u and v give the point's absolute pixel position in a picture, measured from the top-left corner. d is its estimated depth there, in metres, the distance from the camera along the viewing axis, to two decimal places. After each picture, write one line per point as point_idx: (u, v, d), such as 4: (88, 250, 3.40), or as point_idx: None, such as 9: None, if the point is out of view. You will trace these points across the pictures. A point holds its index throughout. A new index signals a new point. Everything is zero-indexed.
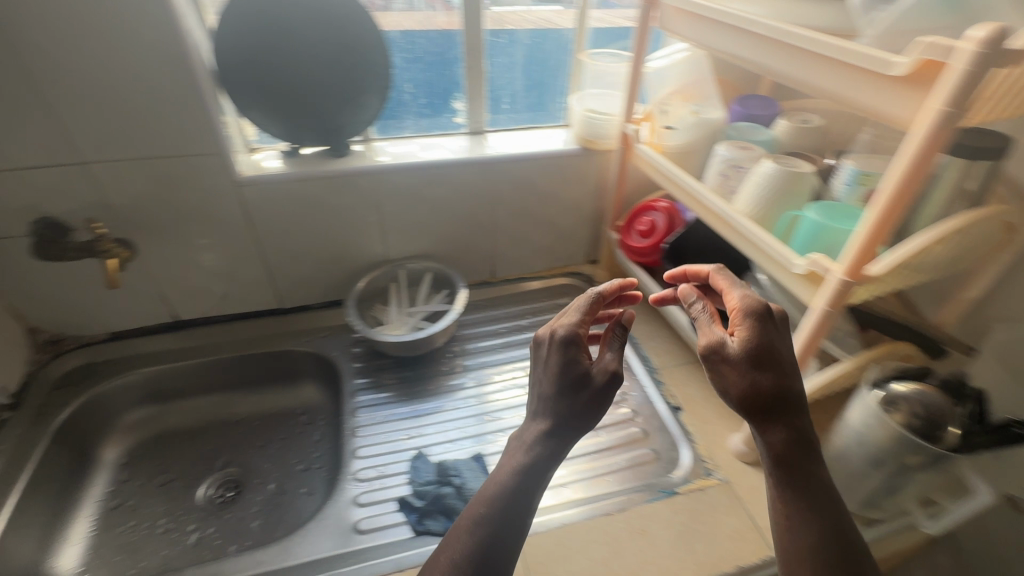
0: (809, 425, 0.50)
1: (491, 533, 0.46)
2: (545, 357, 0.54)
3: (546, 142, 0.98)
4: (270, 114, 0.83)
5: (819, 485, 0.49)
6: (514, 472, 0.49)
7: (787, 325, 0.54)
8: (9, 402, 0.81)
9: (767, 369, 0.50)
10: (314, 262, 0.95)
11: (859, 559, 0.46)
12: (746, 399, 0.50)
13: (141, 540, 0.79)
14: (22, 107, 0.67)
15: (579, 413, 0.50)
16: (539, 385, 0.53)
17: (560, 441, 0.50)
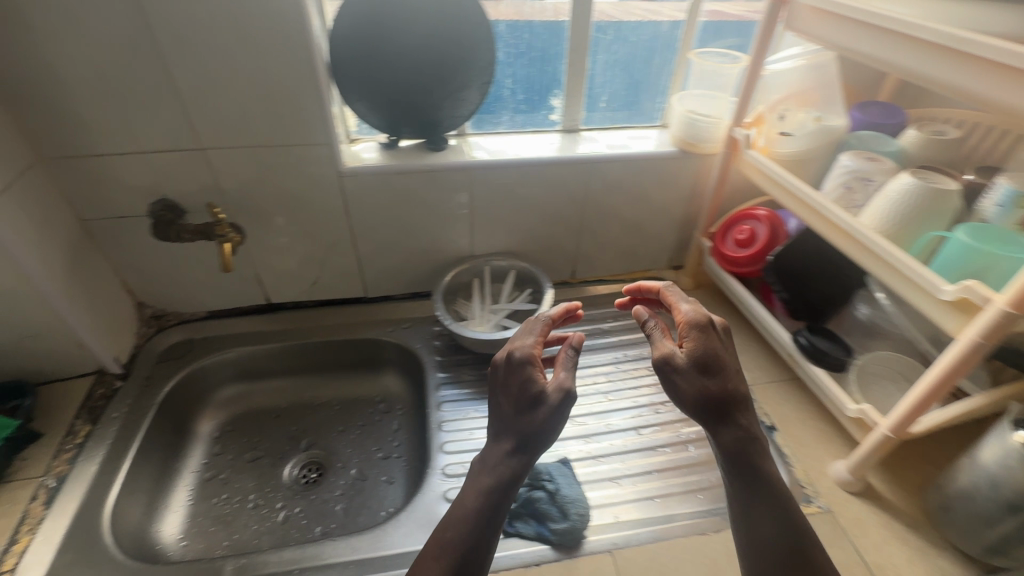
0: (753, 424, 0.53)
1: (463, 557, 0.51)
2: (505, 382, 0.57)
3: (643, 143, 0.95)
4: (376, 106, 0.84)
5: (771, 483, 0.52)
6: (480, 499, 0.54)
7: (729, 336, 0.56)
8: (121, 372, 0.85)
9: (711, 376, 0.52)
10: (402, 254, 0.96)
11: (810, 555, 0.50)
12: (694, 406, 0.52)
13: (233, 512, 0.82)
14: (156, 92, 0.70)
15: (537, 433, 0.54)
16: (501, 408, 0.57)
17: (521, 462, 0.54)
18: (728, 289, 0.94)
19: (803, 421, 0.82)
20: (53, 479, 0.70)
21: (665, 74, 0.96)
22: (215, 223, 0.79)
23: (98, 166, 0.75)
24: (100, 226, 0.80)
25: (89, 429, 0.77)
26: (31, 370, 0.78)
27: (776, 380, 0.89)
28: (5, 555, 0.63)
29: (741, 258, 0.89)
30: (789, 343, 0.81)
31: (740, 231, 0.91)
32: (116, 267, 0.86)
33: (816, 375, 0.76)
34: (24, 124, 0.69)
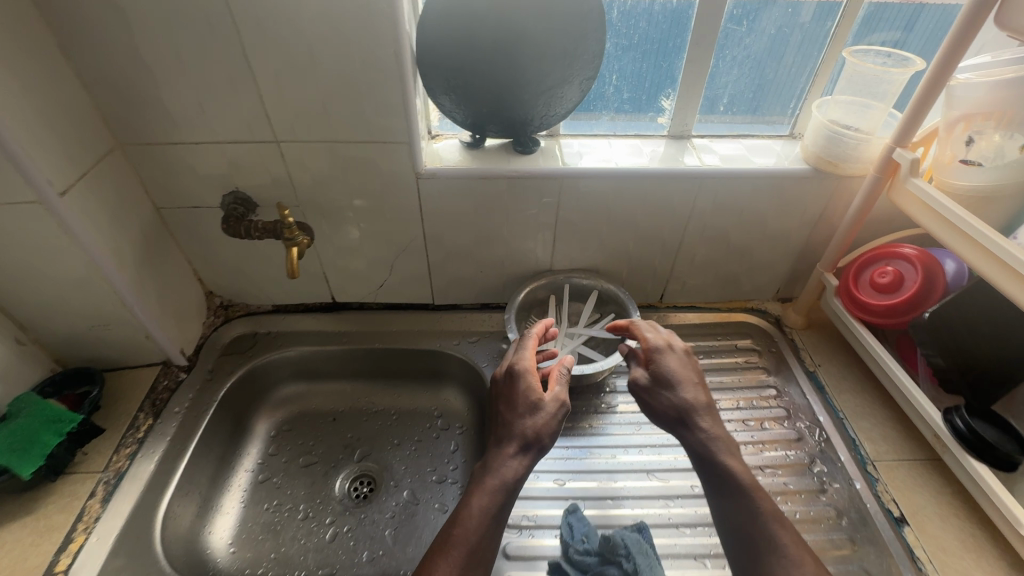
0: (715, 429, 0.61)
1: (476, 551, 0.55)
2: (508, 394, 0.67)
3: (766, 156, 0.80)
4: (462, 102, 0.74)
5: (733, 473, 0.58)
6: (486, 500, 0.58)
7: (691, 357, 0.68)
8: (186, 364, 0.83)
9: (671, 386, 0.64)
10: (475, 263, 0.88)
11: (768, 539, 0.53)
12: (660, 414, 0.65)
13: (283, 522, 0.79)
14: (233, 80, 0.64)
15: (539, 436, 0.63)
16: (503, 417, 0.65)
17: (525, 464, 0.61)
18: (854, 338, 0.79)
19: (941, 516, 0.67)
20: (112, 475, 0.69)
21: (804, 75, 0.80)
22: (285, 225, 0.72)
23: (174, 155, 0.71)
24: (174, 214, 0.78)
25: (150, 423, 0.75)
26: (102, 357, 0.78)
27: (907, 458, 0.73)
28: (60, 555, 0.62)
29: (876, 306, 0.74)
30: (939, 424, 0.66)
31: (880, 273, 0.74)
32: (188, 255, 0.84)
33: (975, 470, 0.63)
34: (103, 107, 0.66)
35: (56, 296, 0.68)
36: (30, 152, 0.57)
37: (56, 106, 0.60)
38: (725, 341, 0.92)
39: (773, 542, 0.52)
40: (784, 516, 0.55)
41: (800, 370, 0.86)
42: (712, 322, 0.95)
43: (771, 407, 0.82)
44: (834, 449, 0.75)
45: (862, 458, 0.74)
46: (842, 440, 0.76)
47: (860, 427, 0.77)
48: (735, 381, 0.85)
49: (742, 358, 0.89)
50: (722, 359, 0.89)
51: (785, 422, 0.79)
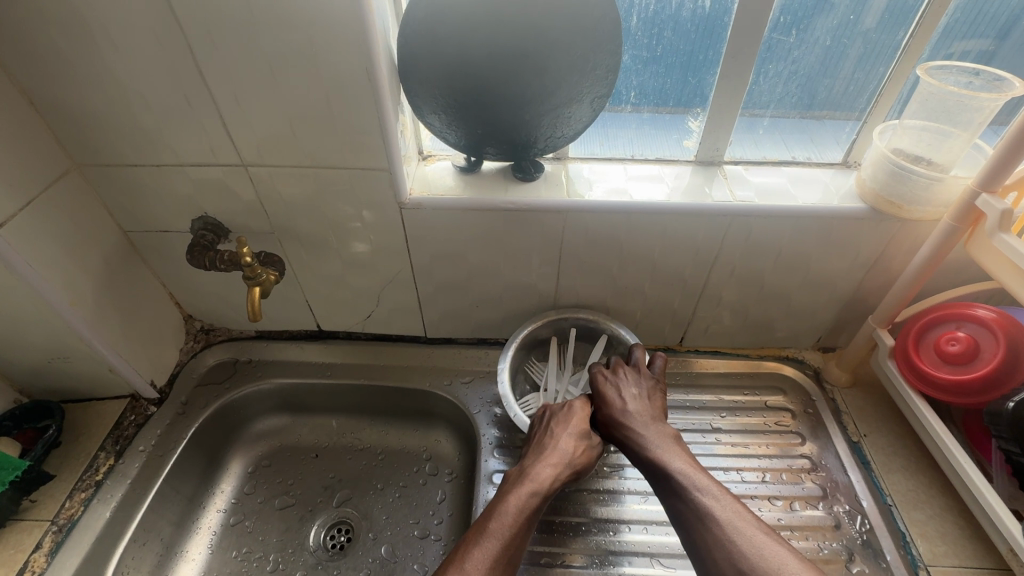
0: (647, 428, 0.64)
1: (509, 547, 0.55)
2: (554, 412, 0.69)
3: (812, 190, 0.67)
4: (454, 122, 0.65)
5: (662, 461, 0.59)
6: (523, 500, 0.59)
7: (629, 373, 0.70)
8: (157, 396, 0.77)
9: (615, 397, 0.67)
10: (470, 298, 0.79)
11: (699, 511, 0.54)
12: (608, 426, 0.67)
13: (250, 574, 0.73)
14: (189, 98, 0.57)
15: (582, 464, 0.64)
16: (546, 433, 0.66)
17: (561, 478, 0.62)
18: (910, 412, 0.66)
19: None
20: (62, 524, 0.64)
21: (864, 94, 0.66)
22: (244, 263, 0.65)
23: (136, 177, 0.65)
24: (143, 238, 0.72)
25: (111, 463, 0.70)
26: (67, 387, 0.73)
27: (968, 565, 0.61)
28: None
29: (940, 378, 0.61)
30: (1016, 539, 0.54)
31: (947, 339, 0.61)
32: (163, 279, 0.78)
33: None
34: (54, 127, 0.60)
35: (6, 329, 0.63)
36: None
37: None
38: (753, 396, 0.81)
39: (703, 512, 0.54)
40: (713, 483, 0.56)
41: (842, 439, 0.73)
42: (739, 373, 0.83)
43: (804, 484, 0.70)
44: (880, 545, 0.63)
45: (913, 560, 0.62)
46: (889, 534, 0.64)
47: (911, 518, 0.65)
48: (763, 448, 0.74)
49: (772, 418, 0.77)
50: (748, 418, 0.77)
51: (821, 504, 0.68)
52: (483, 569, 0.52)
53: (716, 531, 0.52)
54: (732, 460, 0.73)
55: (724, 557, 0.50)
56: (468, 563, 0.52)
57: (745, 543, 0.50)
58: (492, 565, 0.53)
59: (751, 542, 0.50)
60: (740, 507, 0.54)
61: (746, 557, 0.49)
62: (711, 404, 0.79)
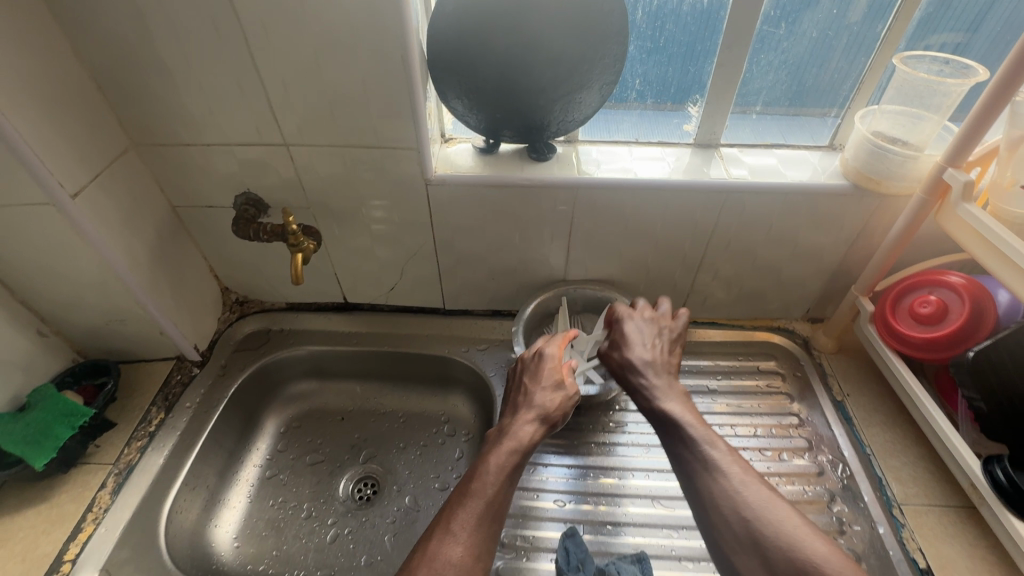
0: (659, 375, 0.68)
1: (494, 503, 0.57)
2: (528, 368, 0.72)
3: (801, 169, 0.74)
4: (474, 106, 0.72)
5: (671, 411, 0.63)
6: (504, 458, 0.61)
7: (652, 320, 0.74)
8: (199, 359, 0.84)
9: (635, 338, 0.72)
10: (487, 271, 0.86)
11: (706, 463, 0.57)
12: (622, 370, 0.70)
13: (287, 520, 0.80)
14: (240, 83, 0.64)
15: (555, 411, 0.67)
16: (521, 391, 0.70)
17: (538, 432, 0.65)
18: (887, 370, 0.73)
19: (972, 572, 0.62)
20: (122, 468, 0.71)
21: (847, 81, 0.73)
22: (290, 232, 0.73)
23: (187, 156, 0.71)
24: (190, 213, 0.79)
25: (162, 417, 0.77)
26: (120, 349, 0.80)
27: (938, 504, 0.68)
28: (69, 544, 0.64)
29: (913, 337, 0.68)
30: (977, 475, 0.61)
31: (921, 302, 0.68)
32: (205, 252, 0.85)
33: (1017, 531, 0.57)
34: (118, 109, 0.66)
35: (71, 292, 0.70)
36: (40, 152, 0.57)
37: (71, 110, 0.61)
38: (746, 362, 0.88)
39: (710, 463, 0.57)
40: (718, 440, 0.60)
41: (827, 398, 0.80)
42: (734, 341, 0.90)
43: (792, 438, 0.77)
44: (858, 488, 0.70)
45: (887, 501, 0.69)
46: (867, 478, 0.71)
47: (888, 465, 0.72)
48: (755, 406, 0.81)
49: (764, 381, 0.84)
50: (742, 381, 0.85)
51: (807, 454, 0.75)
52: (469, 526, 0.54)
53: (721, 482, 0.55)
54: (727, 417, 0.80)
55: (727, 505, 0.54)
56: (454, 523, 0.55)
57: (749, 496, 0.53)
58: (478, 521, 0.55)
59: (754, 495, 0.53)
60: (744, 465, 0.57)
61: (750, 509, 0.53)
62: (708, 369, 0.86)
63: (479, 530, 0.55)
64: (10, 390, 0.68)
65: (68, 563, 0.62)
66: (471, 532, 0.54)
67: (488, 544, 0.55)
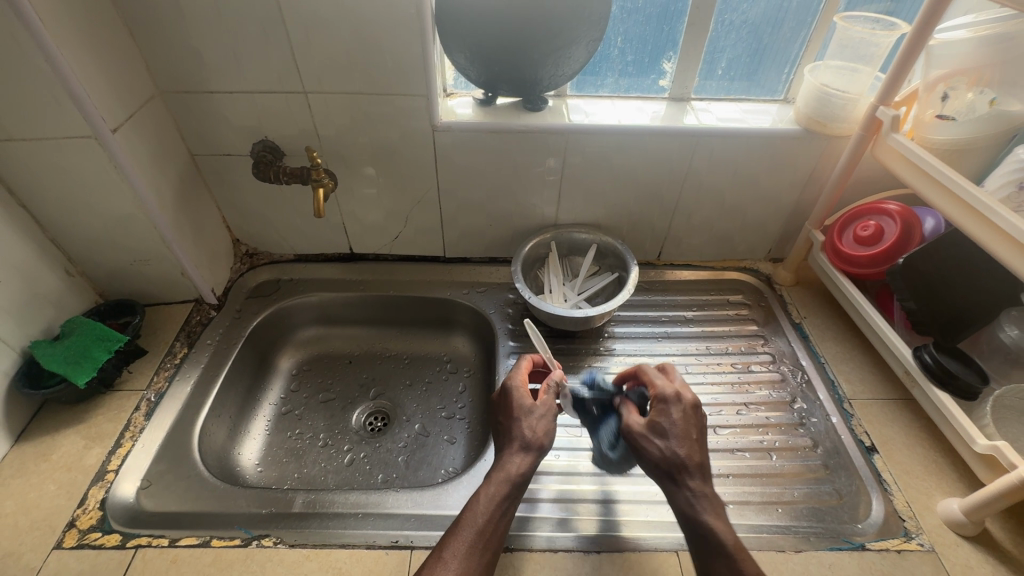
0: (696, 485, 0.57)
1: (486, 532, 0.56)
2: (507, 402, 0.67)
3: (761, 118, 0.85)
4: (475, 60, 0.77)
5: (707, 525, 0.55)
6: (493, 491, 0.59)
7: (695, 415, 0.61)
8: (216, 303, 0.90)
9: (676, 434, 0.59)
10: (486, 217, 0.94)
11: None
12: (659, 462, 0.59)
13: (305, 448, 0.84)
14: (265, 32, 0.70)
15: (539, 441, 0.63)
16: (503, 423, 0.66)
17: (529, 461, 0.62)
18: (838, 290, 0.84)
19: (908, 446, 0.73)
20: (153, 394, 0.76)
21: (797, 40, 0.85)
22: (312, 167, 0.80)
23: (210, 105, 0.77)
24: (207, 162, 0.84)
25: (186, 351, 0.83)
26: (142, 291, 0.86)
27: (882, 398, 0.79)
28: (111, 456, 0.69)
29: (859, 257, 0.80)
30: (907, 359, 0.71)
31: (863, 227, 0.80)
32: (218, 204, 0.90)
33: (939, 399, 0.67)
34: (148, 59, 0.72)
35: (103, 231, 0.76)
36: (87, 90, 0.63)
37: (110, 54, 0.66)
38: (718, 297, 0.98)
39: None
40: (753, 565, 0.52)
41: (787, 322, 0.92)
42: (706, 279, 1.01)
43: (758, 354, 0.88)
44: (814, 389, 0.81)
45: (839, 398, 0.80)
46: (822, 381, 0.82)
47: (839, 370, 0.84)
48: (725, 330, 0.92)
49: (733, 311, 0.95)
50: (713, 312, 0.95)
51: (770, 365, 0.86)
52: (459, 555, 0.54)
53: None
54: (701, 340, 0.91)
55: None
56: (444, 551, 0.54)
57: None
58: (468, 551, 0.54)
59: None
60: None
61: None
62: (683, 302, 0.97)
63: (469, 559, 0.54)
64: (45, 321, 0.73)
65: (112, 472, 0.68)
66: (461, 561, 0.53)
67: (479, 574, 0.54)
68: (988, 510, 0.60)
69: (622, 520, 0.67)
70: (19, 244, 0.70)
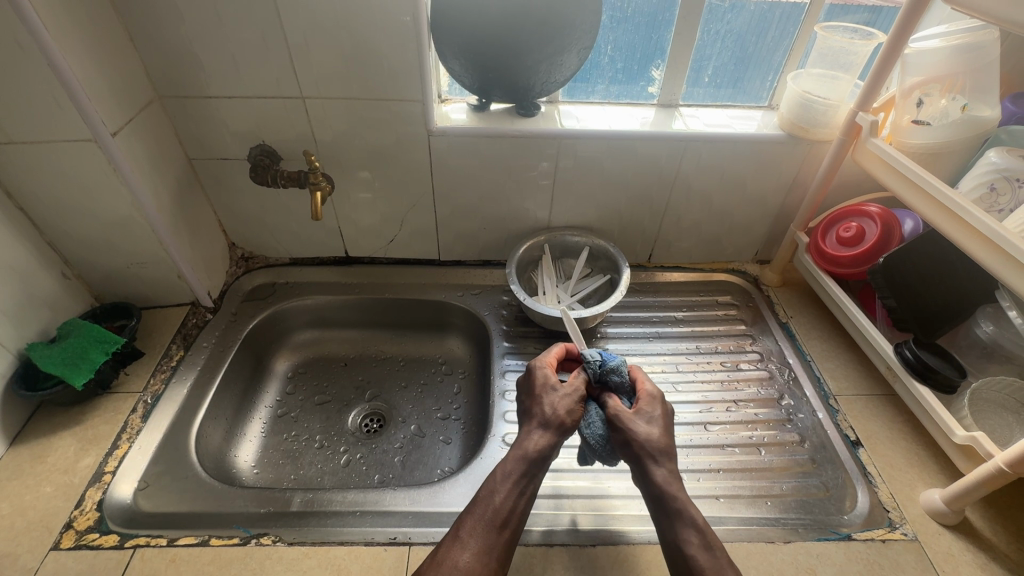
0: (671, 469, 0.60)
1: (502, 511, 0.58)
2: (531, 381, 0.69)
3: (747, 124, 0.88)
4: (470, 67, 0.79)
5: (679, 504, 0.57)
6: (510, 471, 0.61)
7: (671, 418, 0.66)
8: (212, 306, 0.91)
9: (659, 425, 0.63)
10: (480, 221, 0.96)
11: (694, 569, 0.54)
12: (639, 444, 0.62)
13: (301, 450, 0.85)
14: (265, 38, 0.71)
15: (560, 420, 0.65)
16: (528, 401, 0.68)
17: (547, 439, 0.63)
18: (822, 290, 0.87)
19: (891, 439, 0.76)
20: (150, 396, 0.77)
21: (780, 49, 0.88)
22: (309, 171, 0.81)
23: (208, 109, 0.78)
24: (204, 166, 0.85)
25: (182, 353, 0.83)
26: (138, 294, 0.86)
27: (867, 394, 0.82)
28: (108, 458, 0.69)
29: (843, 257, 0.83)
30: (890, 355, 0.74)
31: (846, 228, 0.83)
32: (215, 207, 0.91)
33: (920, 393, 0.69)
34: (147, 64, 0.73)
35: (100, 233, 0.76)
36: (89, 94, 0.64)
37: (110, 59, 0.68)
38: (708, 298, 1.01)
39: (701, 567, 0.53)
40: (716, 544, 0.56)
41: (774, 321, 0.94)
42: (696, 281, 1.03)
43: (747, 352, 0.90)
44: (801, 386, 0.84)
45: (826, 394, 0.82)
46: (808, 378, 0.85)
47: (825, 367, 0.86)
48: (715, 330, 0.94)
49: (722, 312, 0.98)
50: (703, 312, 0.98)
51: (759, 363, 0.88)
52: (477, 533, 0.56)
53: None
54: (692, 340, 0.93)
55: None
56: (461, 530, 0.57)
57: None
58: (485, 529, 0.57)
59: None
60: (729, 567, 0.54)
61: None
62: (673, 303, 0.99)
63: (487, 537, 0.56)
64: (41, 323, 0.73)
65: (109, 473, 0.68)
66: (477, 538, 0.56)
67: (497, 551, 0.55)
68: (970, 497, 0.62)
69: (616, 514, 0.68)
70: (16, 246, 0.70)
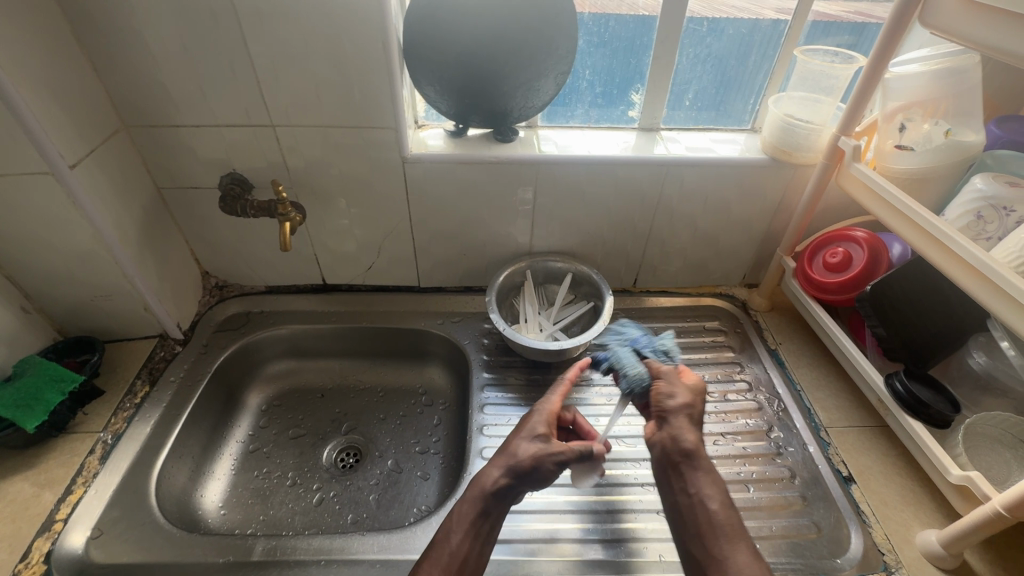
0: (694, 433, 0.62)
1: (459, 554, 0.56)
2: (523, 422, 0.66)
3: (729, 147, 0.86)
4: (446, 93, 0.77)
5: (700, 462, 0.59)
6: (470, 512, 0.59)
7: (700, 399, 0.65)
8: (181, 338, 0.88)
9: (683, 397, 0.64)
10: (460, 246, 0.94)
11: (713, 524, 0.56)
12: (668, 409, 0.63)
13: (272, 488, 0.81)
14: (233, 67, 0.70)
15: (528, 466, 0.60)
16: (509, 436, 0.65)
17: (507, 480, 0.60)
18: (811, 317, 0.84)
19: (886, 475, 0.72)
20: (110, 436, 0.74)
21: (761, 72, 0.87)
22: (278, 201, 0.79)
23: (176, 138, 0.77)
24: (174, 195, 0.83)
25: (147, 390, 0.80)
26: (103, 327, 0.84)
27: (859, 426, 0.79)
28: (60, 505, 0.66)
29: (830, 284, 0.80)
30: (881, 387, 0.71)
31: (832, 254, 0.81)
32: (187, 236, 0.89)
33: (912, 428, 0.66)
34: (112, 93, 0.72)
35: (63, 267, 0.74)
36: (45, 128, 0.62)
37: (70, 89, 0.66)
38: (695, 323, 0.98)
39: (715, 523, 0.56)
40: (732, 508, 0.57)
41: (764, 348, 0.91)
42: (683, 306, 1.01)
43: (735, 381, 0.87)
44: (792, 419, 0.80)
45: (816, 426, 0.79)
46: (798, 409, 0.82)
47: (815, 398, 0.83)
48: (703, 358, 0.91)
49: (710, 338, 0.95)
50: (691, 339, 0.95)
51: (748, 394, 0.85)
52: None
53: (724, 550, 0.54)
54: None
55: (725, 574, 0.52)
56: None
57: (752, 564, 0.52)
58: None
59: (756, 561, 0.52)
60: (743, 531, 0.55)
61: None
62: (659, 329, 0.96)
63: None
64: None
65: (60, 522, 0.64)
66: None
67: None
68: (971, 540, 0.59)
69: (599, 560, 0.65)
70: None
